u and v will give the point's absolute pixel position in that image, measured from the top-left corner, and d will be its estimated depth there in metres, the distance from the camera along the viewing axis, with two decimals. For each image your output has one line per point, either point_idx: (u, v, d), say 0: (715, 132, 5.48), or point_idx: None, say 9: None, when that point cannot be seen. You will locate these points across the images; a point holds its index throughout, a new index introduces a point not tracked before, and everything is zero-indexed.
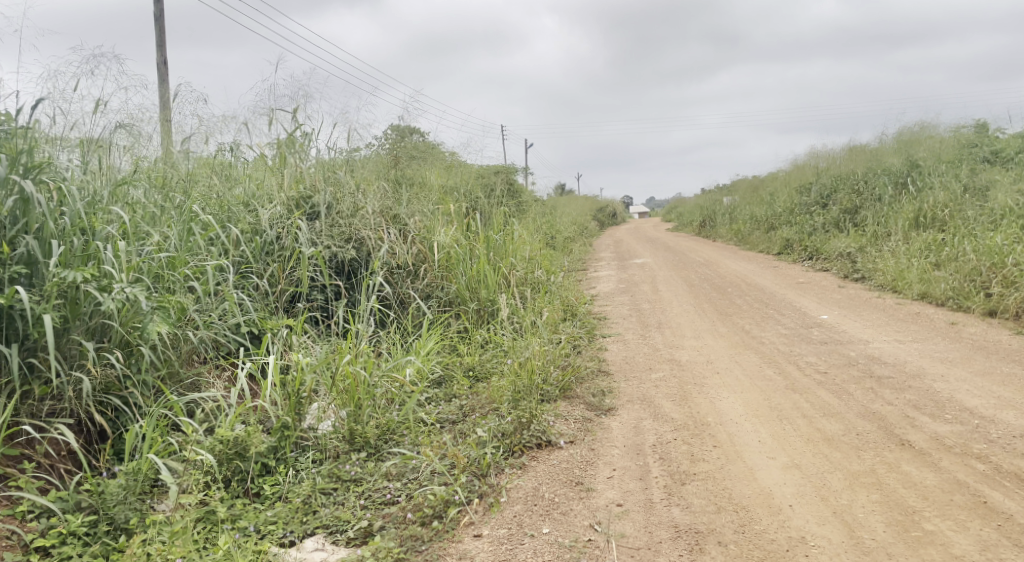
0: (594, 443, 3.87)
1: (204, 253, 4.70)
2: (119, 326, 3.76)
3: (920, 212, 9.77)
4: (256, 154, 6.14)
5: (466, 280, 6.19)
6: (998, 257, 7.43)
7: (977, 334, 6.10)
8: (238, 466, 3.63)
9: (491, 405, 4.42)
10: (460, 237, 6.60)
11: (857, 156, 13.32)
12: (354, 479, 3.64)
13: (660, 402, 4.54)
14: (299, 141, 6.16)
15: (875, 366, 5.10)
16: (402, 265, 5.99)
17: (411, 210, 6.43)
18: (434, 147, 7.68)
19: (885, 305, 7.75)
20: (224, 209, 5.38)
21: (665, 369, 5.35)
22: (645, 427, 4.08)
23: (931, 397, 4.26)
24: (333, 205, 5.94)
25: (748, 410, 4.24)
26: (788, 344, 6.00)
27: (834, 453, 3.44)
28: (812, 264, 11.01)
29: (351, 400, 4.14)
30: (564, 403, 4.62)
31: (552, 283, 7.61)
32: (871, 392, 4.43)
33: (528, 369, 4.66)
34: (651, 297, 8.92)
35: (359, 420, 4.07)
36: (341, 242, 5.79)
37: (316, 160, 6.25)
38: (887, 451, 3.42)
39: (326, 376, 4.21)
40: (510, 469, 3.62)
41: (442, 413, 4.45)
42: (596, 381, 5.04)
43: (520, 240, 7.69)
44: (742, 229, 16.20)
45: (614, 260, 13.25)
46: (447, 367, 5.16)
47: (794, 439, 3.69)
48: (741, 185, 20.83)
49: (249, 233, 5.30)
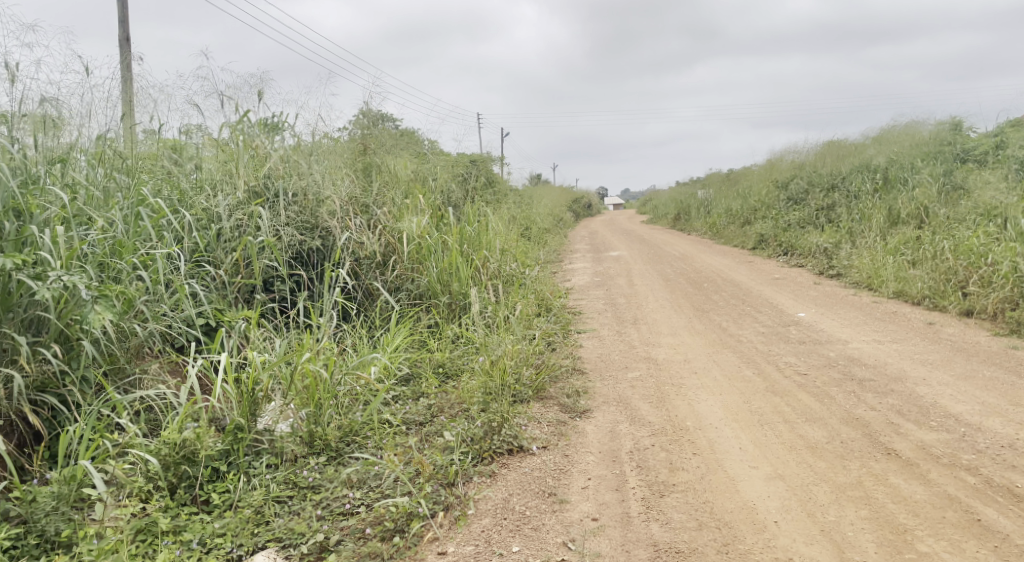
0: (569, 449, 3.68)
1: (154, 241, 4.43)
2: (56, 319, 3.49)
3: (896, 210, 9.71)
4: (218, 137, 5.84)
5: (437, 272, 5.95)
6: (975, 257, 7.37)
7: (955, 335, 6.02)
8: (185, 471, 3.36)
9: (460, 407, 4.20)
10: (431, 228, 6.36)
11: (833, 151, 13.28)
12: (311, 487, 3.42)
13: (637, 404, 4.36)
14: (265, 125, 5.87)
15: (855, 367, 4.98)
16: (370, 256, 5.74)
17: (380, 199, 6.17)
18: (409, 135, 7.41)
19: (862, 304, 7.67)
20: (179, 193, 5.09)
21: (642, 368, 5.18)
22: (621, 431, 3.89)
23: (915, 401, 4.13)
24: (297, 192, 5.65)
25: (728, 414, 4.07)
26: (767, 342, 5.87)
27: (818, 463, 3.28)
28: (788, 260, 10.94)
29: (311, 400, 3.90)
30: (537, 404, 4.42)
31: (526, 276, 7.40)
32: (854, 396, 4.30)
33: (500, 368, 4.45)
34: (626, 291, 8.76)
35: (319, 420, 3.84)
36: (306, 231, 5.52)
37: (281, 145, 5.96)
38: (874, 461, 3.27)
39: (284, 373, 3.96)
40: (479, 478, 3.41)
41: (410, 413, 4.23)
42: (570, 381, 4.84)
43: (494, 232, 7.47)
44: (716, 223, 16.14)
45: (590, 252, 13.08)
46: (416, 365, 4.93)
47: (777, 447, 3.53)
48: (717, 178, 20.78)
49: (204, 219, 5.02)
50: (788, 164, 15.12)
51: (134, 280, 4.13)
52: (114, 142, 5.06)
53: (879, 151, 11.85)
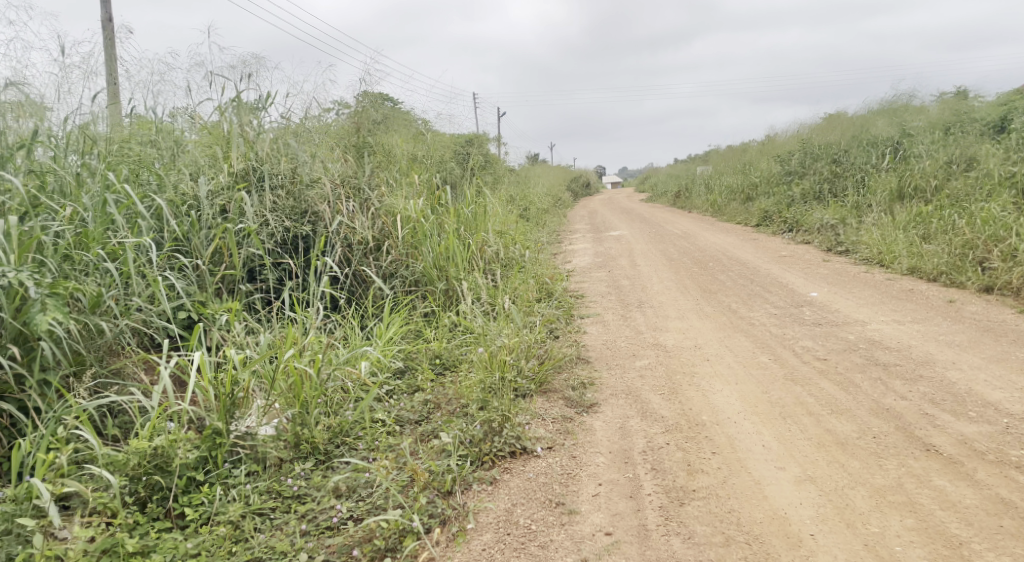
0: (576, 450, 3.38)
1: (125, 229, 4.12)
2: (7, 319, 3.21)
3: (904, 183, 9.36)
4: (199, 119, 5.49)
5: (433, 257, 5.61)
6: (994, 230, 7.02)
7: (979, 313, 5.71)
8: (157, 482, 3.07)
9: (458, 403, 3.91)
10: (427, 210, 6.02)
11: (838, 123, 12.88)
12: (296, 497, 3.16)
13: (647, 396, 4.06)
14: (250, 105, 5.52)
15: (877, 351, 4.67)
16: (362, 241, 5.42)
17: (373, 181, 5.83)
18: (400, 111, 7.03)
19: (875, 281, 7.36)
20: (155, 178, 4.76)
21: (650, 356, 4.87)
22: (632, 428, 3.59)
23: (947, 389, 3.83)
24: (284, 175, 5.30)
25: (746, 406, 3.78)
26: (780, 325, 5.56)
27: (851, 462, 2.99)
28: (793, 236, 10.60)
29: (297, 400, 3.59)
30: (541, 399, 4.11)
31: (525, 260, 7.07)
32: (881, 383, 3.99)
33: (500, 361, 4.13)
34: (629, 273, 8.44)
35: (305, 422, 3.54)
36: (294, 216, 5.21)
37: (271, 125, 5.60)
38: (913, 459, 2.99)
39: (266, 372, 3.64)
40: (479, 485, 3.12)
41: (403, 411, 3.93)
42: (574, 372, 4.54)
43: (492, 214, 7.14)
44: (717, 200, 15.74)
45: (589, 233, 12.70)
46: (411, 356, 4.63)
47: (804, 444, 3.23)
48: (718, 155, 20.33)
49: (181, 204, 4.69)
50: (791, 137, 14.71)
51: (102, 273, 3.85)
52: (85, 132, 4.72)
53: (888, 121, 11.46)
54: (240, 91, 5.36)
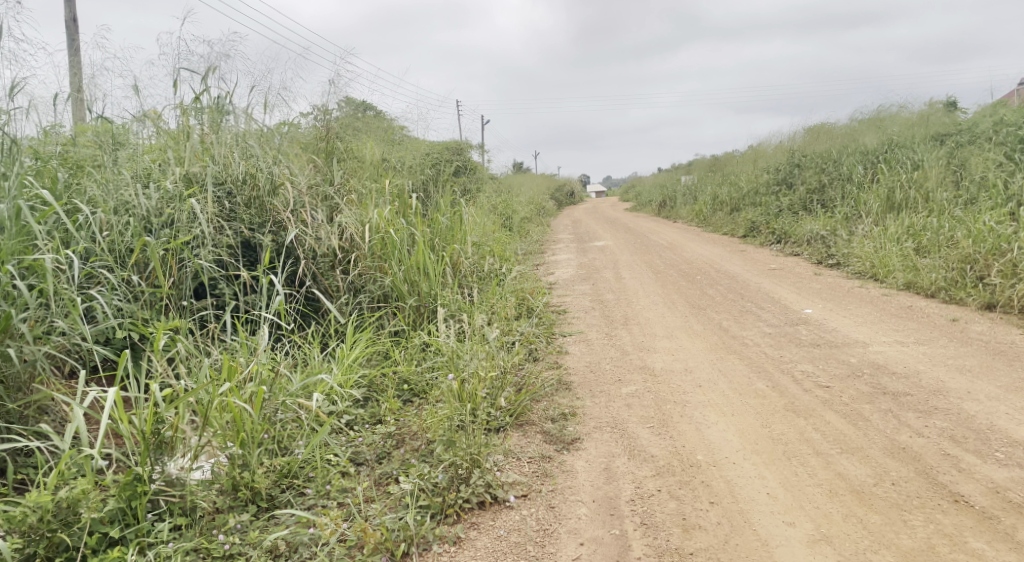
0: (554, 498, 2.98)
1: (46, 241, 3.66)
2: None
3: (894, 193, 9.08)
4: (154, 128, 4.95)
5: (403, 271, 5.15)
6: (994, 244, 6.67)
7: (985, 333, 5.36)
8: (60, 542, 2.64)
9: (424, 438, 3.50)
10: (397, 220, 5.58)
11: (826, 132, 12.58)
12: (227, 557, 2.76)
13: (635, 430, 3.64)
14: (216, 108, 4.99)
15: (883, 377, 4.29)
16: (328, 253, 4.96)
17: (344, 190, 5.39)
18: (373, 115, 6.58)
19: (871, 297, 7.01)
20: (93, 184, 4.28)
21: (637, 381, 4.46)
22: (618, 469, 3.18)
23: (966, 423, 3.46)
24: (244, 182, 4.81)
25: (745, 442, 3.37)
26: (776, 346, 5.17)
27: (871, 516, 2.66)
28: (782, 248, 10.24)
29: (236, 438, 3.14)
30: (516, 433, 3.67)
31: (503, 273, 6.62)
32: (892, 416, 3.61)
33: (472, 391, 3.70)
34: (614, 287, 8.02)
35: (247, 463, 3.12)
36: (253, 225, 4.74)
37: (243, 129, 5.08)
38: (940, 514, 2.66)
39: (201, 405, 3.18)
40: (439, 547, 2.73)
41: (361, 448, 3.50)
42: (555, 401, 4.11)
43: (469, 225, 6.71)
44: (703, 210, 15.38)
45: (572, 243, 12.28)
46: (375, 382, 4.18)
47: (814, 490, 2.86)
48: (702, 164, 20.01)
49: (120, 211, 4.22)
50: (778, 147, 14.42)
51: (16, 293, 3.39)
52: (22, 138, 4.25)
53: (878, 130, 11.16)
54: (202, 91, 4.82)
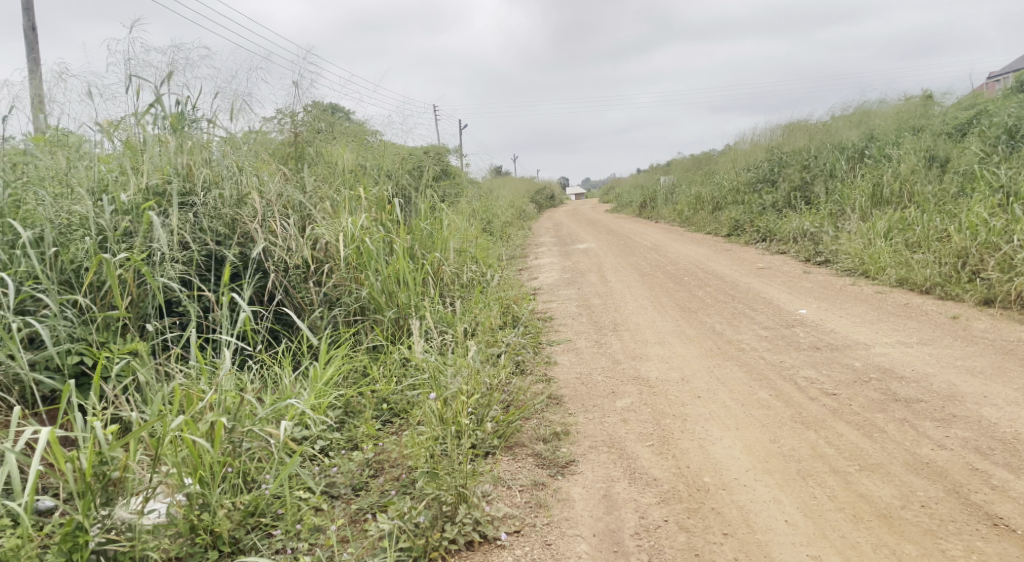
0: (550, 533, 2.71)
1: None
2: None
3: (881, 187, 8.90)
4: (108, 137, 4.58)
5: (380, 282, 4.82)
6: (988, 237, 6.47)
7: (989, 330, 5.15)
8: None
9: (405, 467, 3.21)
10: (372, 227, 5.25)
11: (807, 128, 12.42)
12: None
13: (634, 449, 3.36)
14: (176, 113, 4.65)
15: (891, 382, 4.04)
16: (300, 263, 4.62)
17: (314, 197, 5.06)
18: (344, 119, 6.25)
19: (864, 295, 6.80)
20: (38, 198, 3.92)
21: (632, 393, 4.18)
22: (620, 496, 2.90)
23: (989, 432, 3.22)
24: (208, 191, 4.47)
25: (754, 461, 3.09)
26: (775, 350, 4.92)
27: (905, 547, 2.45)
28: (768, 247, 10.05)
29: (194, 475, 2.81)
30: (506, 456, 3.37)
31: (485, 280, 6.31)
32: (909, 426, 3.36)
33: (455, 412, 3.37)
34: (599, 291, 7.75)
35: (206, 503, 2.80)
36: (218, 236, 4.39)
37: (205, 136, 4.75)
38: (981, 541, 2.46)
39: (151, 439, 2.83)
40: None
41: (336, 478, 3.19)
42: (545, 418, 3.81)
43: (449, 231, 6.40)
44: (685, 210, 15.17)
45: (555, 246, 12.01)
46: (352, 402, 3.86)
47: (838, 516, 2.63)
48: (682, 164, 19.84)
49: (68, 226, 3.86)
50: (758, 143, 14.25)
51: None
52: None
53: (860, 124, 10.99)
54: (159, 95, 4.48)
